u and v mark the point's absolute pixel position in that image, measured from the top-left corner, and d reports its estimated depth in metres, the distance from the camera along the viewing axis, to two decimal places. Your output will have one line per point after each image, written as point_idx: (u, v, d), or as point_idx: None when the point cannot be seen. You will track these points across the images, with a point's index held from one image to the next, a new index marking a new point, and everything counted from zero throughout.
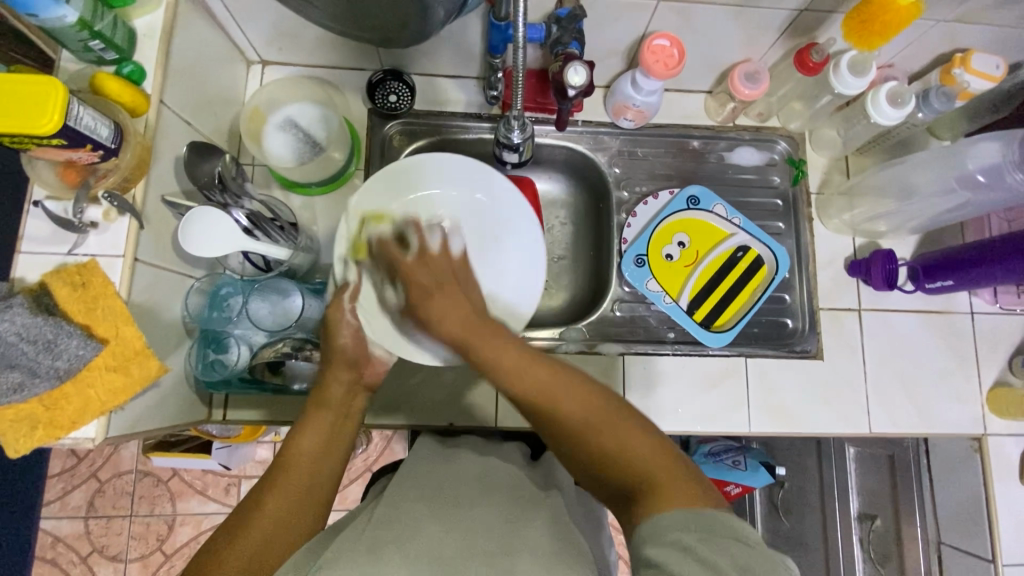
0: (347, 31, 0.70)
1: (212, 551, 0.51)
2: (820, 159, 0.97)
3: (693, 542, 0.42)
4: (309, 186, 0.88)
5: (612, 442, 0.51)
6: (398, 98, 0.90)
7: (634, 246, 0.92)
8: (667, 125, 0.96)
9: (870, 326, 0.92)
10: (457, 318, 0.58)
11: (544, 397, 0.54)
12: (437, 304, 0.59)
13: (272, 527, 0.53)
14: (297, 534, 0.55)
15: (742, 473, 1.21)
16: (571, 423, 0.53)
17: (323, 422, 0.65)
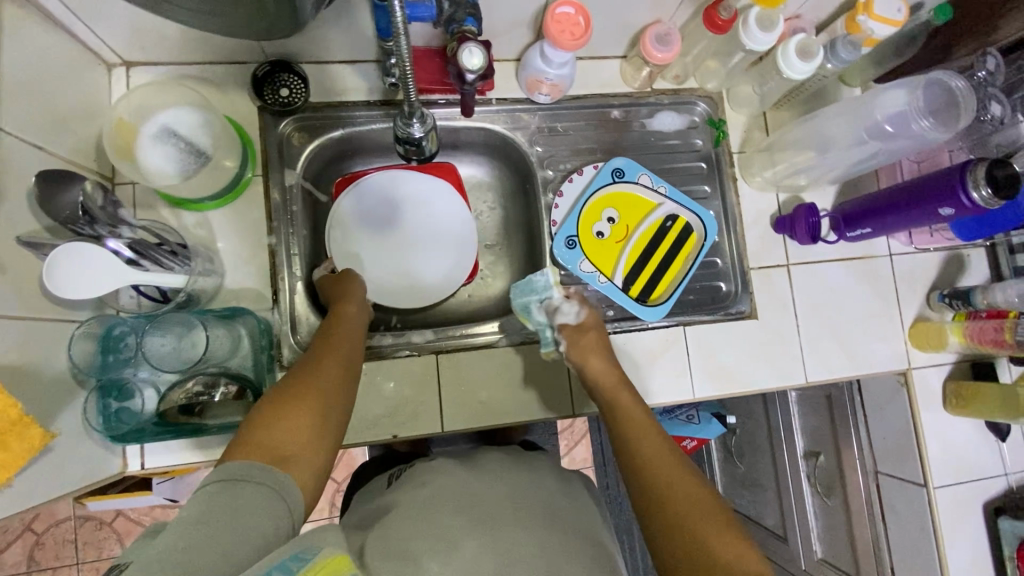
0: (210, 26, 0.61)
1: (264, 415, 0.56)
2: (739, 117, 0.96)
3: None
4: (202, 202, 0.79)
5: (703, 528, 0.55)
6: (292, 90, 0.83)
7: (563, 228, 0.88)
8: (585, 96, 0.92)
9: (799, 279, 0.94)
10: (597, 358, 0.76)
11: (658, 461, 0.62)
12: (587, 343, 0.78)
13: (319, 403, 0.59)
14: (339, 414, 0.61)
15: (694, 427, 1.26)
16: (672, 490, 0.58)
17: (351, 328, 0.72)
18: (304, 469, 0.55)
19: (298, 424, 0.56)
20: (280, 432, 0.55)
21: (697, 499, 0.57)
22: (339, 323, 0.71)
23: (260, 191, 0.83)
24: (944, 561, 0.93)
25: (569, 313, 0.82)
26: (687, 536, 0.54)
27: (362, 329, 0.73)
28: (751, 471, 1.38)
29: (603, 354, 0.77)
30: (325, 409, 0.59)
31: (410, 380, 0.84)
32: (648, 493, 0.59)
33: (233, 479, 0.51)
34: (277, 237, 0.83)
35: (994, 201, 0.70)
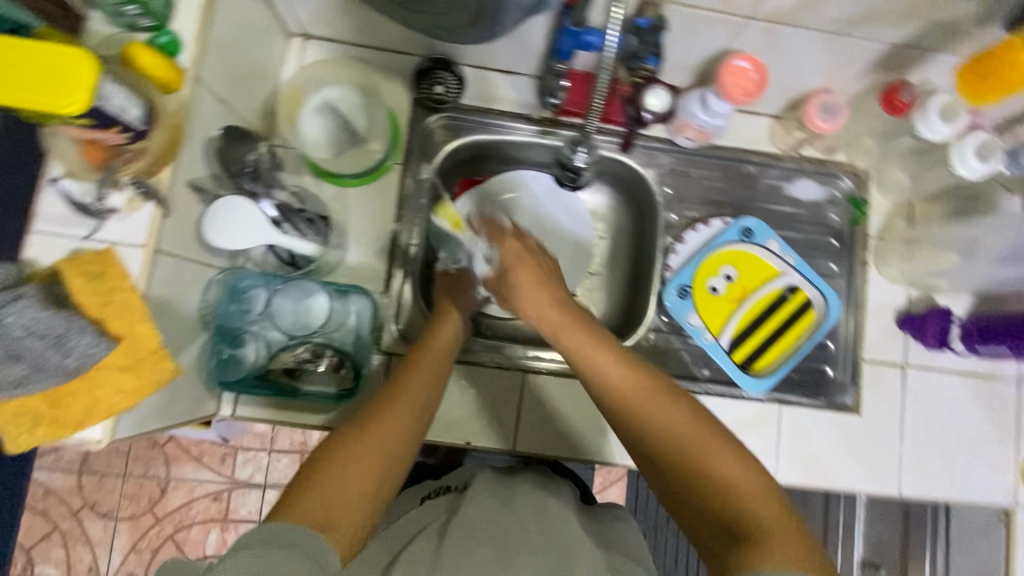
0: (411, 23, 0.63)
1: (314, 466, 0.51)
2: (883, 201, 0.91)
3: None
4: (341, 177, 0.82)
5: (715, 476, 0.51)
6: (445, 89, 0.83)
7: (678, 275, 0.86)
8: (727, 148, 0.90)
9: (913, 383, 0.88)
10: (534, 296, 0.64)
11: (646, 408, 0.55)
12: (523, 280, 0.66)
13: (376, 454, 0.52)
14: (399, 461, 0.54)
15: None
16: (673, 448, 0.53)
17: (434, 359, 0.64)
18: (348, 534, 0.48)
19: (354, 479, 0.50)
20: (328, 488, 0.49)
21: (704, 441, 0.52)
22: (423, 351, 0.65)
23: (395, 178, 0.85)
24: None
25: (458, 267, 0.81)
26: (691, 473, 0.52)
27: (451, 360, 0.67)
28: None
29: (536, 273, 0.67)
30: (385, 462, 0.53)
31: (492, 391, 0.84)
32: (636, 408, 0.55)
33: (280, 542, 0.43)
34: (402, 225, 0.84)
35: None
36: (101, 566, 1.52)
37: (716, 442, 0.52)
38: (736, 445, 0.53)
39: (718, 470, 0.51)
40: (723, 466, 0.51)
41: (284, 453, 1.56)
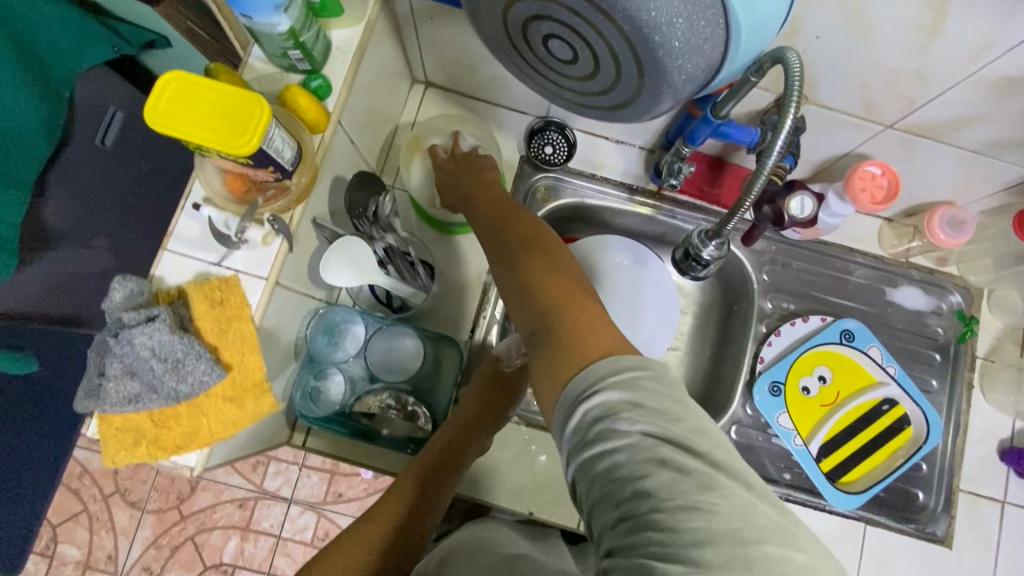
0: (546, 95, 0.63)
1: None
2: (994, 322, 0.86)
3: (628, 406, 0.39)
4: (444, 225, 0.83)
5: (541, 264, 0.51)
6: (554, 150, 0.86)
7: (771, 370, 0.83)
8: (831, 244, 0.88)
9: (1011, 524, 0.81)
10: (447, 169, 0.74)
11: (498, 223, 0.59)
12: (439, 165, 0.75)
13: None
14: None
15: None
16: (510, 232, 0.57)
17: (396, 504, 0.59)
18: None
19: None
20: None
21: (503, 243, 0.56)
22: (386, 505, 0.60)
23: None
24: None
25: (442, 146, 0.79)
26: (533, 279, 0.50)
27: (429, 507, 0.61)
28: None
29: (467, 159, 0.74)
30: None
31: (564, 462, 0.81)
32: (510, 239, 0.56)
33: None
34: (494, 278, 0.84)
35: None
36: (121, 556, 1.32)
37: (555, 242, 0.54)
38: (554, 247, 0.53)
39: (531, 265, 0.51)
40: (554, 278, 0.49)
41: (317, 469, 1.33)
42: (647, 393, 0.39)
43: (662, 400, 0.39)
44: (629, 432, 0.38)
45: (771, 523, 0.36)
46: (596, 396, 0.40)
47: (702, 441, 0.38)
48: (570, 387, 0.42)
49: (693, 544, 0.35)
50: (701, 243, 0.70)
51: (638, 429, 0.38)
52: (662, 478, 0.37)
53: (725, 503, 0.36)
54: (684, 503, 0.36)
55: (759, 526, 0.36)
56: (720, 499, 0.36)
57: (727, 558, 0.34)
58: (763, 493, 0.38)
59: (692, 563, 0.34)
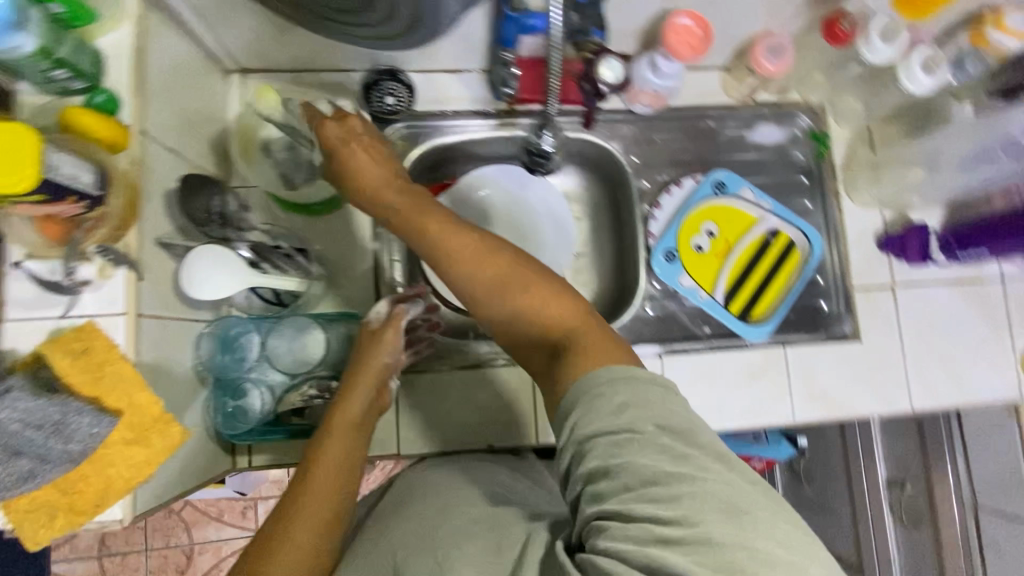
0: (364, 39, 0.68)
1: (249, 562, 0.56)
2: (843, 131, 0.93)
3: (629, 400, 0.46)
4: (311, 207, 0.81)
5: (523, 296, 0.53)
6: (397, 98, 0.82)
7: (663, 241, 0.88)
8: (684, 107, 0.91)
9: (904, 302, 0.90)
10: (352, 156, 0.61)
11: (438, 253, 0.55)
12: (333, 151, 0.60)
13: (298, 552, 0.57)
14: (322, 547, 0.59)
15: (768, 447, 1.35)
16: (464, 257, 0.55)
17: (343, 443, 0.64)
18: None
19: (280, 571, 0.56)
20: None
21: (475, 282, 0.54)
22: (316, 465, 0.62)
23: None
24: None
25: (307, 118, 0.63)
26: (526, 312, 0.53)
27: (354, 450, 0.64)
28: (825, 494, 1.40)
29: (376, 156, 0.60)
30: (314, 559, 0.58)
31: (506, 389, 0.86)
32: (471, 271, 0.54)
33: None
34: (380, 244, 0.83)
35: None
36: None
37: (518, 260, 0.55)
38: (543, 268, 0.55)
39: (519, 301, 0.54)
40: (547, 308, 0.53)
41: None
42: (631, 399, 0.46)
43: (671, 403, 0.47)
44: (648, 424, 0.46)
45: (753, 498, 0.43)
46: (618, 393, 0.47)
47: (703, 437, 0.46)
48: (574, 385, 0.49)
49: (687, 508, 0.42)
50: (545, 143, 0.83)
51: (655, 423, 0.46)
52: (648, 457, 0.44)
53: (712, 481, 0.43)
54: (663, 471, 0.44)
55: (741, 504, 0.42)
56: (710, 477, 0.43)
57: (713, 518, 0.41)
58: (751, 479, 0.45)
59: (689, 525, 0.41)
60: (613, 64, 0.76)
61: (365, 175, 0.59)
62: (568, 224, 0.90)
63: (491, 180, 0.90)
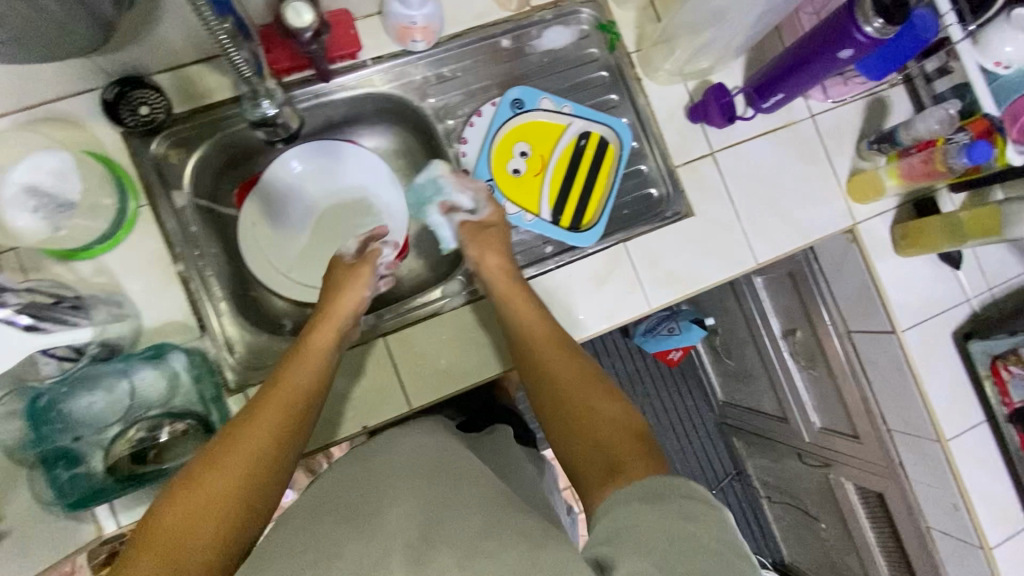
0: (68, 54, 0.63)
1: (208, 457, 0.53)
2: (628, 14, 0.91)
3: (691, 515, 0.45)
4: (91, 247, 0.74)
5: (588, 410, 0.63)
6: (152, 106, 0.76)
7: (477, 175, 0.88)
8: (464, 33, 0.87)
9: (725, 165, 0.92)
10: (491, 251, 0.81)
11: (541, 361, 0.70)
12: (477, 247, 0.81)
13: (256, 452, 0.55)
14: (281, 454, 0.56)
15: (679, 336, 1.45)
16: (557, 376, 0.68)
17: (310, 361, 0.66)
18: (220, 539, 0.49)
19: (233, 468, 0.52)
20: (220, 483, 0.51)
21: (565, 381, 0.67)
22: (280, 386, 0.62)
23: (152, 217, 0.78)
24: (926, 398, 0.97)
25: (478, 215, 0.85)
26: (588, 425, 0.61)
27: (315, 378, 0.65)
28: (742, 362, 1.48)
29: (499, 246, 0.81)
30: (267, 463, 0.55)
31: (356, 367, 0.80)
32: (556, 384, 0.67)
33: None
34: (185, 265, 0.78)
35: (888, 29, 0.70)
36: None
37: (603, 391, 0.65)
38: (620, 400, 0.64)
39: (589, 417, 0.62)
40: (611, 428, 0.60)
41: None
42: (696, 517, 0.45)
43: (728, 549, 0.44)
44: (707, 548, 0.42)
45: None
46: (680, 505, 0.46)
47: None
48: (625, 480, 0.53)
49: None
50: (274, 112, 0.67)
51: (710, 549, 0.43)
52: (690, 565, 0.41)
53: None
54: None
55: None
56: None
57: None
58: None
59: None
60: (297, 3, 0.58)
61: (486, 262, 0.80)
62: (388, 187, 0.93)
63: (304, 157, 0.90)
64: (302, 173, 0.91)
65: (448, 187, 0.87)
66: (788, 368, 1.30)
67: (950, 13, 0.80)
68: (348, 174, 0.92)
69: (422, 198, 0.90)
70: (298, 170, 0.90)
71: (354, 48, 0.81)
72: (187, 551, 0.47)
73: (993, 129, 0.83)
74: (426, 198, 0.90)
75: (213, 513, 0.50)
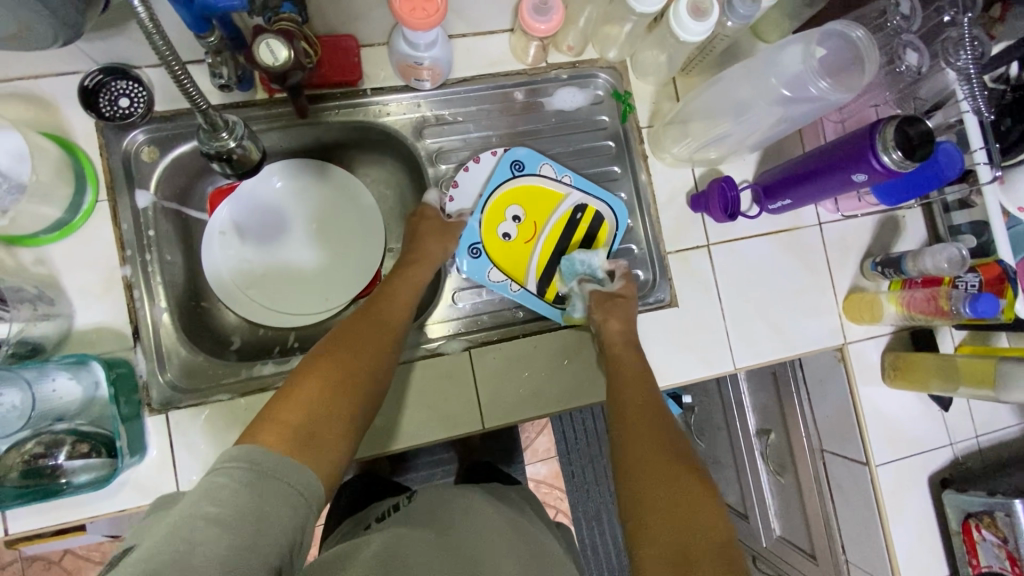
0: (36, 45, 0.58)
1: (309, 363, 0.60)
2: (647, 87, 0.88)
3: None
4: (37, 236, 0.70)
5: (667, 481, 0.60)
6: (131, 100, 0.73)
7: (465, 238, 0.85)
8: (474, 79, 0.84)
9: (720, 260, 0.87)
10: (622, 317, 0.79)
11: (637, 414, 0.68)
12: (615, 313, 0.79)
13: (348, 364, 0.61)
14: (368, 367, 0.62)
15: None
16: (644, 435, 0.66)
17: (401, 297, 0.73)
18: (328, 433, 0.55)
19: (326, 378, 0.58)
20: (313, 386, 0.57)
21: (651, 451, 0.63)
22: (374, 316, 0.68)
23: (109, 214, 0.73)
24: (889, 541, 0.91)
25: (608, 287, 0.83)
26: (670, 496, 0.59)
27: (410, 306, 0.73)
28: (712, 448, 1.41)
29: (627, 321, 0.79)
30: (353, 377, 0.60)
31: None
32: (645, 442, 0.65)
33: (261, 468, 0.48)
34: (132, 268, 0.74)
35: (907, 164, 0.65)
36: None
37: (686, 470, 0.61)
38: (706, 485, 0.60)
39: (668, 486, 0.60)
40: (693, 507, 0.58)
41: None
42: None
43: None
44: None
45: None
46: None
47: None
48: None
49: None
50: (234, 147, 0.61)
51: None
52: None
53: None
54: None
55: None
56: None
57: None
58: None
59: None
60: (272, 41, 0.56)
61: (608, 327, 0.78)
62: (372, 214, 0.89)
63: (288, 172, 0.87)
64: (284, 188, 0.87)
65: (599, 270, 0.86)
66: (756, 467, 1.24)
67: (983, 149, 0.74)
68: (333, 195, 0.89)
69: (572, 270, 0.86)
70: (278, 186, 0.87)
71: (354, 77, 0.78)
72: (320, 418, 0.55)
73: (1005, 278, 0.76)
74: (577, 274, 0.85)
75: (338, 397, 0.58)
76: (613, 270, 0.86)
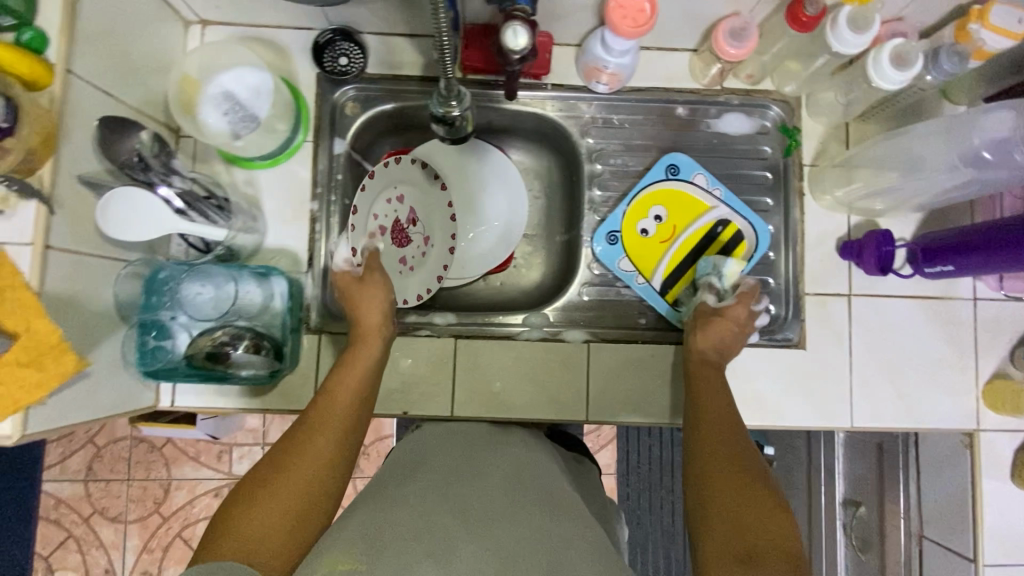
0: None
1: (253, 480, 0.58)
2: (817, 127, 0.88)
3: None
4: (253, 160, 0.82)
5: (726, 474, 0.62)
6: (349, 60, 0.83)
7: (608, 222, 0.88)
8: (649, 90, 0.88)
9: (859, 313, 0.86)
10: (719, 329, 0.79)
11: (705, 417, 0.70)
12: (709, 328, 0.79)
13: (287, 476, 0.58)
14: (306, 471, 0.60)
15: None
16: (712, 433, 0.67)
17: (357, 374, 0.70)
18: (272, 550, 0.54)
19: (264, 495, 0.57)
20: (248, 511, 0.55)
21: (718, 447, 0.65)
22: (321, 408, 0.66)
23: (310, 154, 0.85)
24: None
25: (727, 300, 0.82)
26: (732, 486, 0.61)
27: (375, 379, 0.72)
28: None
29: (724, 340, 0.79)
30: (292, 490, 0.58)
31: (429, 358, 0.84)
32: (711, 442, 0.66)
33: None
34: (318, 204, 0.85)
35: None
36: (117, 567, 1.56)
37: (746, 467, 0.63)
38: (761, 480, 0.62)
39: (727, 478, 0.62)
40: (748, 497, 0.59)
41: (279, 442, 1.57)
42: None
43: None
44: None
45: None
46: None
47: None
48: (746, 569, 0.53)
49: None
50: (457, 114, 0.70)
51: None
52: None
53: None
54: None
55: None
56: None
57: None
58: None
59: None
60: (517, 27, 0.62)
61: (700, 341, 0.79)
62: (518, 200, 0.92)
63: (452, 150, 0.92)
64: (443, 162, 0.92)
65: (726, 277, 0.84)
66: (833, 537, 1.18)
67: None
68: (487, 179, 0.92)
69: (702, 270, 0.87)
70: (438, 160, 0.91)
71: (542, 71, 0.84)
72: (259, 538, 0.54)
73: None
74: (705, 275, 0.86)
75: (277, 511, 0.56)
76: (739, 283, 0.84)
